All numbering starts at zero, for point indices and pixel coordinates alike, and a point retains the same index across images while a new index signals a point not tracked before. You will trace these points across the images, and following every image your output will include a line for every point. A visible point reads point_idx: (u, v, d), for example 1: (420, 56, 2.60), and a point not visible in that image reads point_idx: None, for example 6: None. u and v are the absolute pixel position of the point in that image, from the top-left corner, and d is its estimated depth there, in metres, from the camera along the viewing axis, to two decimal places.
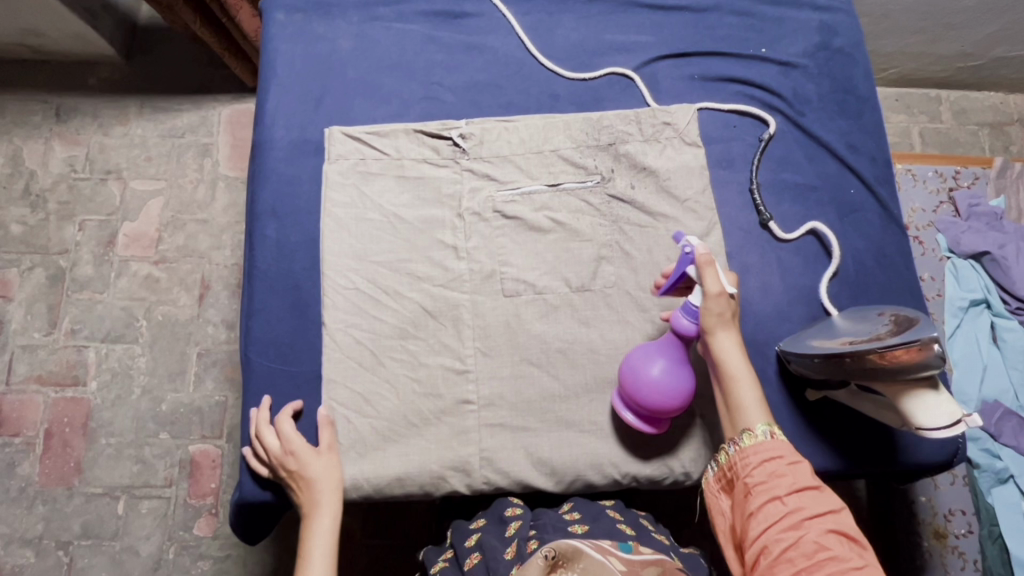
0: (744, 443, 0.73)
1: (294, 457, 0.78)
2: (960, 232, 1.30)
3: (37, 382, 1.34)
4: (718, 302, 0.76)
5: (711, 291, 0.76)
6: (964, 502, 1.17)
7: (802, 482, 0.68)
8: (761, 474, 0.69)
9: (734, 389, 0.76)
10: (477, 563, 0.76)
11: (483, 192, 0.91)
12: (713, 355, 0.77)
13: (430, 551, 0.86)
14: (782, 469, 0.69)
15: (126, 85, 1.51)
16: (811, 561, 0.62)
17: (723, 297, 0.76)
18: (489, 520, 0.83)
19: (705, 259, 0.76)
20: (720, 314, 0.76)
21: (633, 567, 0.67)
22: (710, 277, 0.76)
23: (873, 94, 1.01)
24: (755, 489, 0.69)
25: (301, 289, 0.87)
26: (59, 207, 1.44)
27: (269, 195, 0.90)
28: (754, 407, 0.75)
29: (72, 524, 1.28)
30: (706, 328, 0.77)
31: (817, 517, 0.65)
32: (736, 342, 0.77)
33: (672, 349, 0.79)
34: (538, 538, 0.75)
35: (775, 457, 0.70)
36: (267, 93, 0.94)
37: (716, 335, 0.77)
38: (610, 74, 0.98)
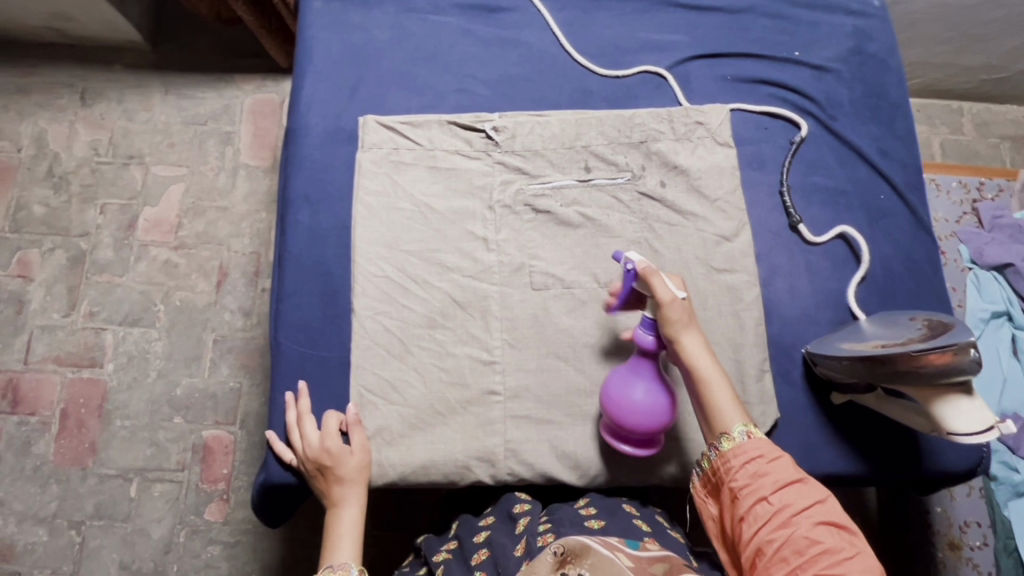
0: (722, 447, 0.73)
1: (330, 453, 0.78)
2: (983, 244, 1.30)
3: (54, 362, 1.36)
4: (673, 309, 0.75)
5: (665, 299, 0.75)
6: (980, 514, 1.16)
7: (785, 478, 0.68)
8: (743, 476, 0.70)
9: (708, 392, 0.75)
10: (486, 559, 0.76)
11: (515, 185, 0.91)
12: (680, 362, 0.76)
13: (431, 539, 0.87)
14: (764, 467, 0.69)
15: (152, 71, 1.52)
16: (804, 557, 0.63)
17: (677, 302, 0.76)
18: (497, 517, 0.83)
19: (651, 268, 0.76)
20: (678, 320, 0.75)
21: (641, 564, 0.68)
22: (659, 285, 0.76)
23: (905, 101, 1.01)
24: (741, 491, 0.70)
25: (331, 275, 0.87)
26: (81, 190, 1.45)
27: (302, 181, 0.91)
28: (728, 407, 0.75)
29: (84, 504, 1.29)
30: (666, 335, 0.76)
31: (805, 511, 0.65)
32: (699, 343, 0.77)
33: (644, 367, 0.78)
34: (553, 532, 0.75)
35: (755, 457, 0.70)
36: (302, 80, 0.95)
37: (679, 341, 0.76)
38: (644, 72, 0.98)
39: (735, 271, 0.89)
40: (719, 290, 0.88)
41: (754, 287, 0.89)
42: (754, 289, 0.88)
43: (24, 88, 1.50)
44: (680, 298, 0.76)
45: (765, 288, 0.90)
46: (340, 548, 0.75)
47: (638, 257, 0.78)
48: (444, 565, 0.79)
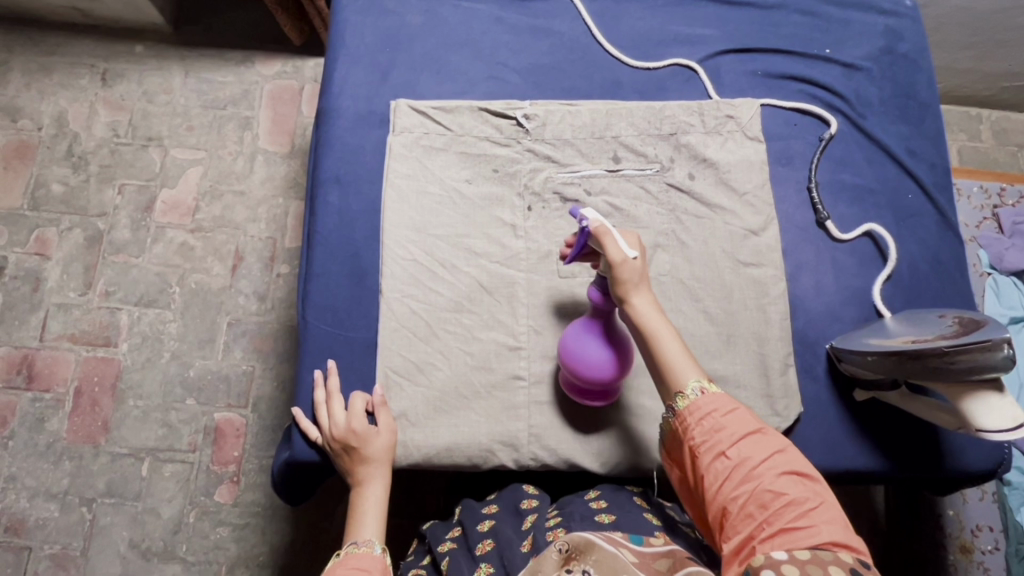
0: (677, 407, 0.71)
1: (356, 433, 0.79)
2: (1003, 249, 1.27)
3: (69, 341, 1.36)
4: (623, 269, 0.74)
5: (615, 259, 0.74)
6: (993, 518, 1.12)
7: (742, 431, 0.67)
8: (700, 434, 0.68)
9: (659, 349, 0.75)
10: (490, 550, 0.77)
11: (544, 173, 0.91)
12: (632, 321, 0.76)
13: (436, 525, 0.86)
14: (720, 423, 0.68)
15: (173, 54, 1.53)
16: (769, 510, 0.62)
17: (628, 262, 0.75)
18: (503, 508, 0.84)
19: (603, 228, 0.75)
20: (628, 280, 0.75)
21: (644, 560, 0.70)
22: (610, 245, 0.74)
23: (935, 101, 1.01)
24: (699, 450, 0.68)
25: (360, 258, 0.88)
26: (100, 170, 1.45)
27: (332, 162, 0.91)
28: (684, 365, 0.74)
29: (96, 482, 1.30)
30: (617, 295, 0.76)
31: (764, 463, 0.65)
32: (652, 302, 0.76)
33: (597, 323, 0.79)
34: (564, 526, 0.77)
35: (709, 412, 0.69)
36: (335, 63, 0.95)
37: (629, 301, 0.76)
38: (674, 65, 0.98)
39: (761, 266, 0.89)
40: (745, 284, 0.88)
41: (780, 282, 0.89)
42: (780, 283, 0.89)
43: (46, 67, 1.51)
44: (632, 257, 0.75)
45: (790, 283, 0.91)
46: (365, 526, 0.76)
47: (592, 215, 0.76)
48: (449, 556, 0.79)
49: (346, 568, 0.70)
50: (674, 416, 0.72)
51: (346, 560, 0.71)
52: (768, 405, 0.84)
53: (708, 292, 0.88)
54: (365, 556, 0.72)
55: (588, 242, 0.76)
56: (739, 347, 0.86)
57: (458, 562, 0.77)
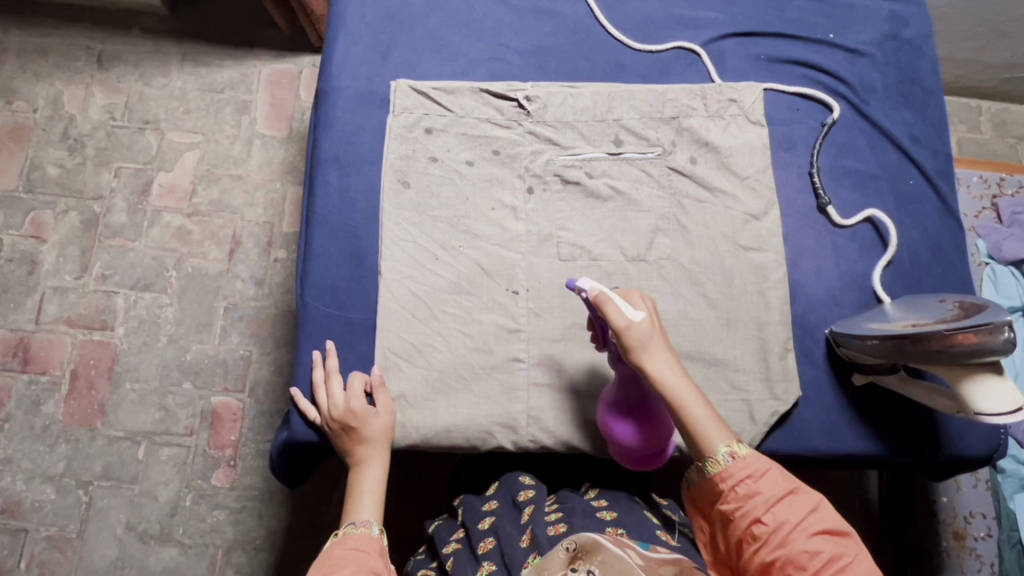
0: (710, 472, 0.72)
1: (355, 414, 0.79)
2: (1001, 239, 1.27)
3: (65, 324, 1.36)
4: (631, 334, 0.73)
5: (621, 326, 0.73)
6: (985, 505, 1.13)
7: (775, 494, 0.69)
8: (735, 499, 0.70)
9: (682, 413, 0.73)
10: (493, 547, 0.78)
11: (545, 155, 0.91)
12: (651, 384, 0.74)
13: (442, 527, 0.86)
14: (754, 488, 0.69)
15: (170, 37, 1.51)
16: (808, 571, 0.65)
17: (635, 327, 0.73)
18: (502, 503, 0.84)
19: (602, 295, 0.73)
20: (640, 345, 0.73)
21: (650, 563, 0.68)
22: (613, 313, 0.73)
23: (938, 88, 1.00)
24: (733, 514, 0.70)
25: (359, 238, 0.87)
26: (96, 153, 1.44)
27: (332, 143, 0.90)
28: (711, 427, 0.73)
29: (93, 465, 1.29)
30: (630, 361, 0.74)
31: (799, 524, 0.67)
32: (672, 362, 0.74)
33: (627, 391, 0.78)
34: (565, 522, 0.78)
35: (742, 478, 0.70)
36: (335, 42, 0.94)
37: (645, 366, 0.73)
38: (677, 48, 0.97)
39: (762, 251, 0.89)
40: (745, 268, 0.88)
41: (780, 267, 0.89)
42: (781, 269, 0.89)
43: (42, 48, 1.49)
44: (638, 321, 0.73)
45: (791, 268, 0.90)
46: (362, 506, 0.76)
47: (588, 284, 0.74)
48: (454, 557, 0.79)
49: (345, 547, 0.71)
50: (704, 479, 0.73)
51: (344, 539, 0.72)
52: (767, 389, 0.84)
53: (708, 276, 0.88)
54: (363, 536, 0.73)
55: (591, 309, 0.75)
56: (739, 331, 0.86)
57: (461, 561, 0.78)
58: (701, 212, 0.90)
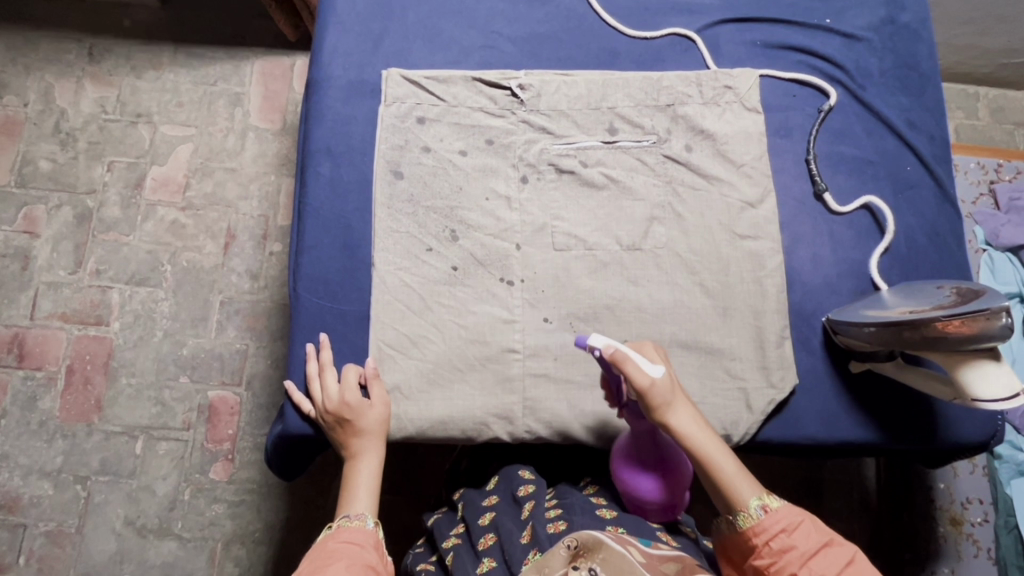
0: (742, 526, 0.72)
1: (350, 406, 0.78)
2: (999, 225, 1.26)
3: (61, 319, 1.35)
4: (655, 392, 0.73)
5: (644, 384, 0.72)
6: (982, 491, 1.13)
7: (810, 549, 0.69)
8: (769, 555, 0.70)
9: (709, 466, 0.74)
10: (493, 544, 0.77)
11: (539, 144, 0.90)
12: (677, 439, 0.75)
13: (441, 520, 0.86)
14: (788, 542, 0.69)
15: (161, 29, 1.50)
16: None
17: (657, 384, 0.73)
18: (502, 498, 0.84)
19: (620, 355, 0.72)
20: (663, 402, 0.73)
21: (651, 561, 0.67)
22: (635, 373, 0.72)
23: (936, 73, 0.99)
24: (767, 570, 0.70)
25: (352, 230, 0.86)
26: (88, 147, 1.43)
27: (323, 134, 0.89)
28: (737, 478, 0.74)
29: (90, 460, 1.29)
30: (656, 418, 0.74)
31: None
32: (692, 414, 0.75)
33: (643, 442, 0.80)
34: (565, 519, 0.77)
35: (777, 533, 0.70)
36: (325, 31, 0.93)
37: (670, 422, 0.74)
38: (672, 34, 0.96)
39: (759, 238, 0.88)
40: (742, 256, 0.88)
41: (777, 255, 0.88)
42: (777, 256, 0.88)
43: (32, 41, 1.48)
44: (660, 378, 0.73)
45: (788, 256, 0.90)
46: (357, 499, 0.76)
47: (602, 340, 0.72)
48: (454, 553, 0.78)
49: (338, 540, 0.71)
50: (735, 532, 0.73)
51: (338, 533, 0.72)
52: (764, 377, 0.84)
53: (704, 265, 0.87)
54: (357, 529, 0.73)
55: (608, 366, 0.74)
56: (735, 319, 0.86)
57: (461, 557, 0.77)
58: (698, 199, 0.89)
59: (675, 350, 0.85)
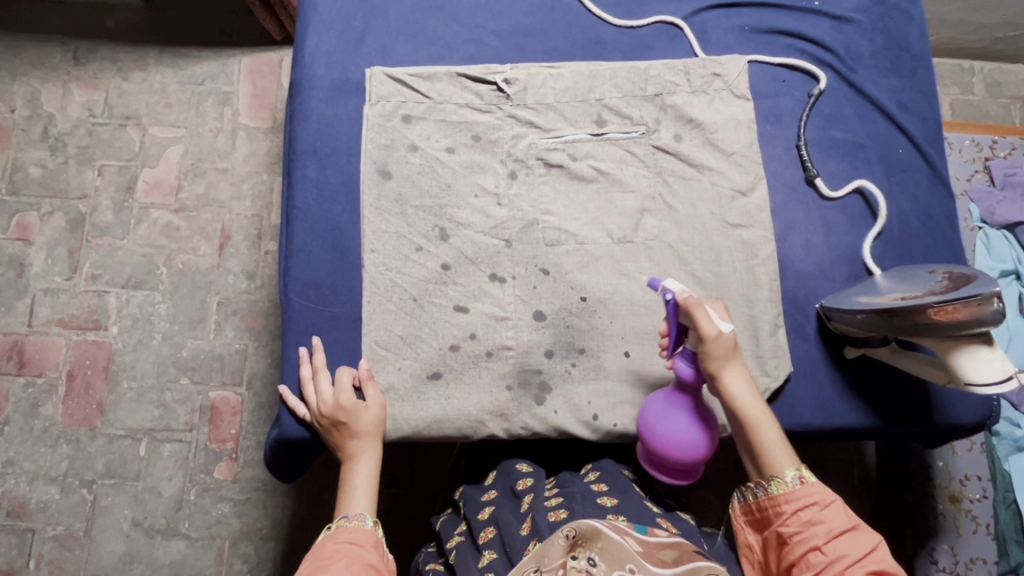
0: (773, 489, 0.73)
1: (345, 408, 0.79)
2: (994, 203, 1.25)
3: (59, 325, 1.35)
4: (718, 344, 0.74)
5: (710, 333, 0.73)
6: (981, 468, 1.13)
7: (837, 526, 0.68)
8: (795, 523, 0.70)
9: (754, 431, 0.75)
10: (494, 537, 0.77)
11: (527, 139, 0.89)
12: (724, 398, 0.76)
13: (448, 521, 0.87)
14: (817, 516, 0.70)
15: (146, 31, 1.48)
16: None
17: (722, 337, 0.74)
18: (501, 492, 0.85)
19: (692, 301, 0.74)
20: (723, 357, 0.75)
21: (649, 549, 0.68)
22: (704, 320, 0.74)
23: (927, 53, 0.98)
24: (791, 537, 0.70)
25: (341, 232, 0.86)
26: (78, 151, 1.42)
27: (309, 135, 0.88)
28: (778, 449, 0.75)
29: (96, 463, 1.30)
30: (710, 371, 0.76)
31: (858, 563, 0.66)
32: (746, 378, 0.76)
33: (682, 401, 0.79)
34: (566, 508, 0.78)
35: (808, 504, 0.70)
36: (307, 31, 0.92)
37: (724, 378, 0.76)
38: (659, 22, 0.95)
39: (750, 227, 0.88)
40: (734, 245, 0.87)
41: (769, 243, 0.88)
42: (769, 244, 0.88)
43: (14, 46, 1.46)
44: (725, 332, 0.74)
45: (780, 243, 0.89)
46: (355, 500, 0.76)
47: (676, 286, 0.76)
48: (457, 550, 0.79)
49: (338, 541, 0.71)
50: (764, 495, 0.74)
51: (338, 533, 0.72)
52: (758, 366, 0.84)
53: (696, 255, 0.87)
54: (356, 529, 0.73)
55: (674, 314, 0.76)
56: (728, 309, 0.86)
57: (464, 554, 0.78)
58: (689, 189, 0.89)
59: None
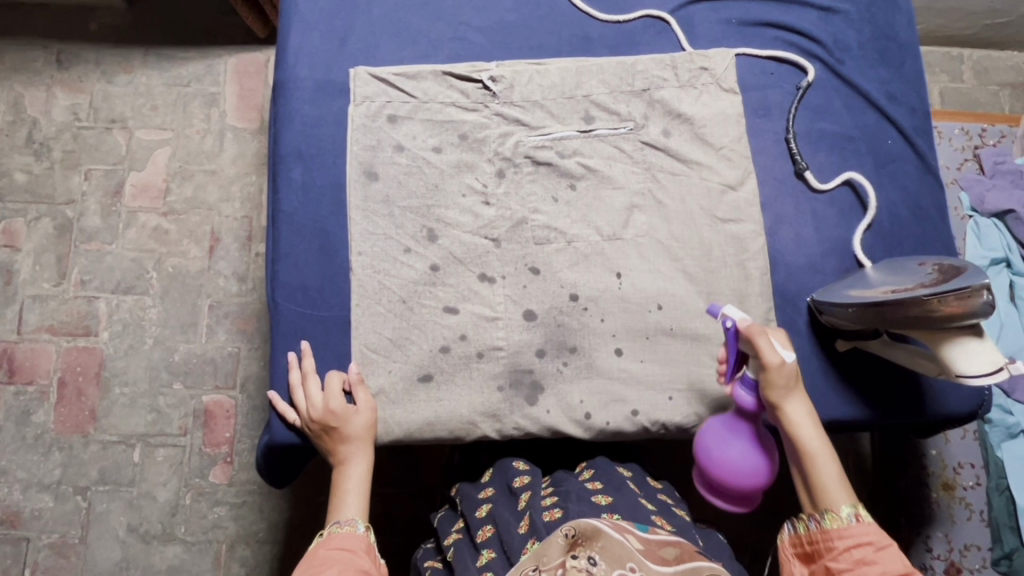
0: (826, 524, 0.71)
1: (335, 413, 0.78)
2: (984, 191, 1.25)
3: (49, 332, 1.34)
4: (781, 372, 0.74)
5: (773, 362, 0.73)
6: (974, 455, 1.14)
7: (892, 570, 0.67)
8: (847, 561, 0.69)
9: (812, 463, 0.74)
10: (492, 535, 0.77)
11: (514, 137, 0.88)
12: (785, 427, 0.75)
13: (445, 519, 0.87)
14: (871, 556, 0.68)
15: (130, 32, 1.46)
16: None
17: (785, 365, 0.74)
18: (497, 490, 0.84)
19: (754, 329, 0.74)
20: (785, 385, 0.74)
21: (650, 547, 0.66)
22: (767, 348, 0.73)
23: (915, 43, 0.98)
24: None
25: (328, 234, 0.85)
26: (64, 156, 1.40)
27: (294, 137, 0.87)
28: (836, 484, 0.73)
29: (89, 470, 1.29)
30: (771, 400, 0.75)
31: None
32: (808, 409, 0.75)
33: (741, 427, 0.78)
34: (561, 507, 0.77)
35: (863, 543, 0.69)
36: (289, 31, 0.91)
37: (785, 407, 0.75)
38: (645, 16, 0.94)
39: (740, 221, 0.88)
40: (725, 240, 0.87)
41: (759, 237, 0.87)
42: (760, 238, 0.87)
43: None
44: (786, 360, 0.74)
45: (770, 237, 0.89)
46: (347, 505, 0.76)
47: (737, 313, 0.76)
48: (455, 548, 0.79)
49: (329, 547, 0.71)
50: (816, 529, 0.72)
51: (329, 539, 0.71)
52: None
53: (686, 251, 0.86)
54: (349, 535, 0.72)
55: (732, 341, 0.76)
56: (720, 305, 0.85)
57: (462, 552, 0.77)
58: (679, 184, 0.88)
59: (660, 338, 0.84)
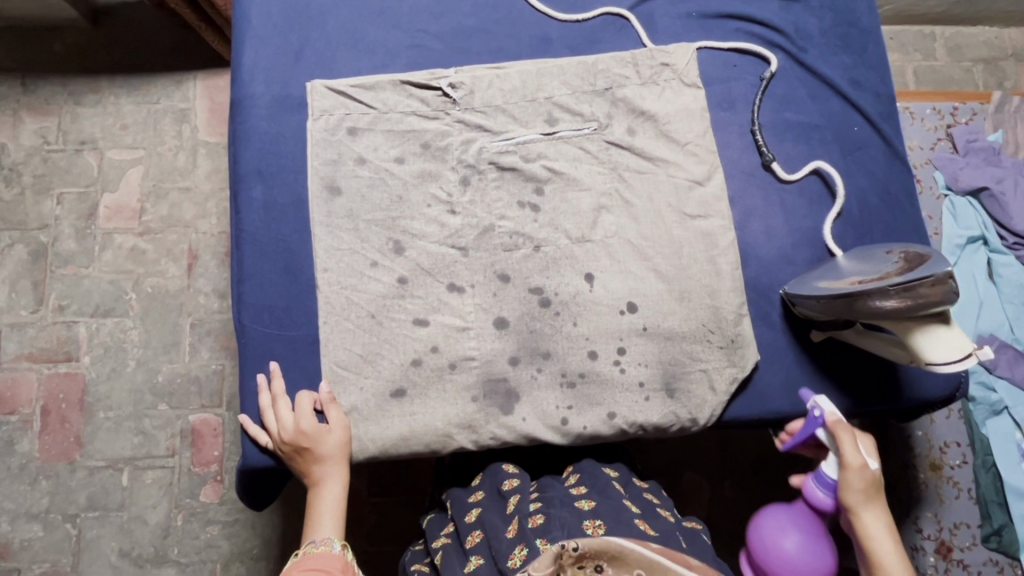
0: None
1: (306, 434, 0.77)
2: (958, 169, 1.24)
3: (28, 360, 1.32)
4: (859, 475, 0.75)
5: (852, 462, 0.75)
6: (959, 434, 1.14)
7: None
8: None
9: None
10: (481, 540, 0.76)
11: (477, 143, 0.87)
12: (858, 535, 0.75)
13: (433, 523, 0.86)
14: None
15: (95, 52, 1.44)
16: None
17: (866, 470, 0.75)
18: (487, 493, 0.83)
19: (840, 425, 0.76)
20: (861, 489, 0.75)
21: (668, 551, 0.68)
22: (848, 446, 0.75)
23: (876, 28, 0.97)
24: None
25: (293, 252, 0.84)
26: (34, 181, 1.38)
27: (254, 155, 0.86)
28: None
29: (78, 497, 1.27)
30: (845, 502, 0.76)
31: None
32: (885, 525, 0.75)
33: (805, 521, 0.80)
34: (543, 513, 0.75)
35: None
36: (243, 48, 0.89)
37: (859, 514, 0.75)
38: (605, 14, 0.93)
39: (709, 217, 0.87)
40: (694, 236, 0.86)
41: (729, 231, 0.87)
42: (729, 233, 0.87)
43: None
44: (868, 465, 0.75)
45: (740, 230, 0.89)
46: (320, 526, 0.75)
47: (826, 405, 0.78)
48: (443, 552, 0.79)
49: (304, 568, 0.68)
50: None
51: (304, 560, 0.70)
52: (725, 356, 0.83)
53: (657, 250, 0.86)
54: (324, 554, 0.71)
55: (817, 430, 0.78)
56: (693, 302, 0.85)
57: (451, 557, 0.77)
58: (647, 181, 0.87)
59: (635, 338, 0.84)
